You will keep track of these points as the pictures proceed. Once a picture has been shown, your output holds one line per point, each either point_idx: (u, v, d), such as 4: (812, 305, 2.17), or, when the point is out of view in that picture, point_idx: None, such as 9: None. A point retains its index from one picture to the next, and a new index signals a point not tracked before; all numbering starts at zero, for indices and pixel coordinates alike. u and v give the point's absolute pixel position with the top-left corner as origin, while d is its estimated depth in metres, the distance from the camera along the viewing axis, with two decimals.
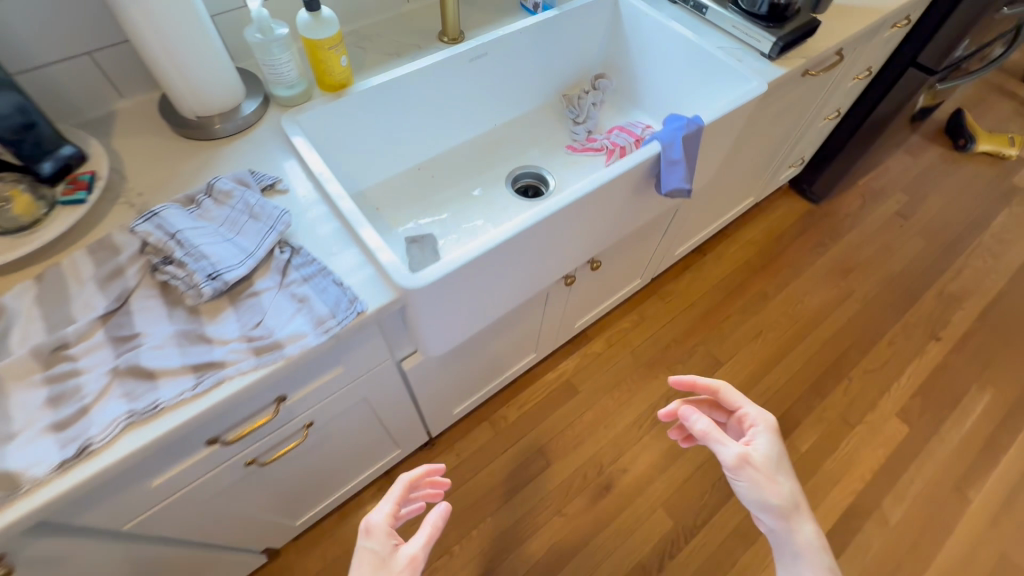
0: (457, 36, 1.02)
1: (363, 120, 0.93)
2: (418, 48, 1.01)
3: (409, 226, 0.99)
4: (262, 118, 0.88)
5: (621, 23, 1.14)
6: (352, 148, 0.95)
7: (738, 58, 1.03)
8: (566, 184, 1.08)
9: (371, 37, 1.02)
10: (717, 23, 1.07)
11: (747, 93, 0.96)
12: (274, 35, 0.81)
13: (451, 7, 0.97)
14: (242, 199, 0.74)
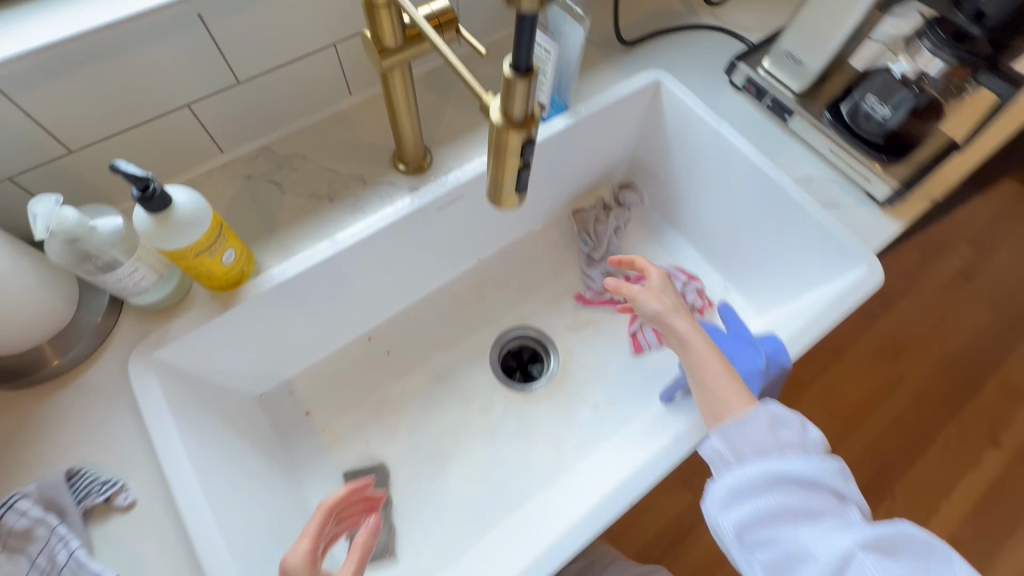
0: (421, 162, 0.69)
1: (274, 318, 0.62)
2: (360, 183, 0.68)
3: (353, 445, 0.70)
4: (111, 335, 0.57)
5: (660, 119, 0.79)
6: (261, 352, 0.64)
7: (832, 202, 0.71)
8: (575, 361, 0.78)
9: (291, 161, 0.68)
10: (805, 137, 0.74)
11: (848, 282, 0.65)
12: (98, 238, 0.49)
13: (407, 131, 0.63)
14: (45, 548, 0.44)
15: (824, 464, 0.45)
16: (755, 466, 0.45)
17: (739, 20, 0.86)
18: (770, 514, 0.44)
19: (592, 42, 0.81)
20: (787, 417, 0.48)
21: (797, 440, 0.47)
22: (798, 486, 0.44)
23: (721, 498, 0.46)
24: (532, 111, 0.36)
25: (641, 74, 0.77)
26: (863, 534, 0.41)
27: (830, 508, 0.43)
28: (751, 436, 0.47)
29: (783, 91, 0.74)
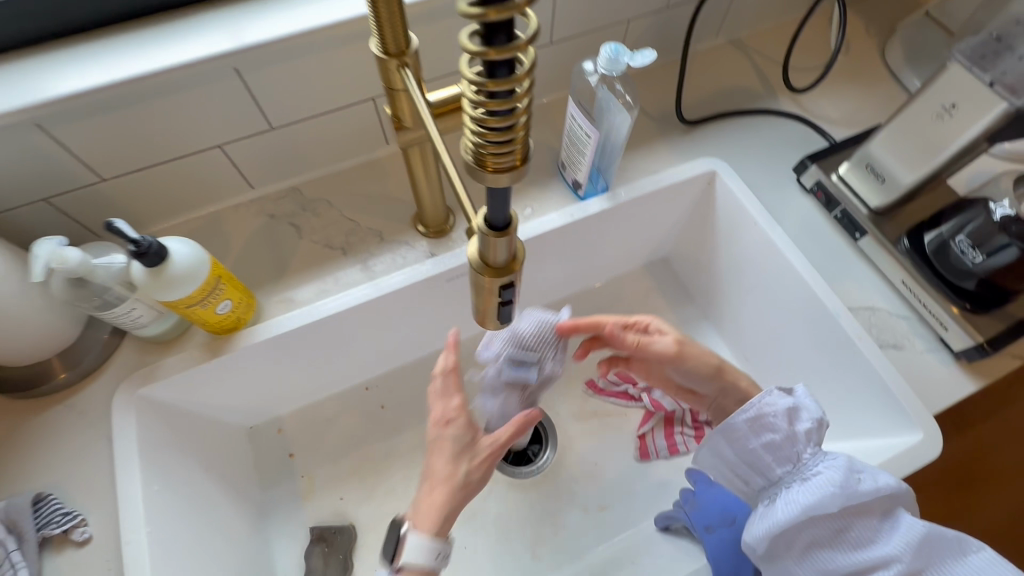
0: (443, 226, 0.66)
1: (266, 365, 0.61)
2: (377, 240, 0.67)
3: (326, 499, 0.68)
4: (109, 359, 0.58)
5: (710, 211, 0.73)
6: (252, 393, 0.64)
7: (895, 342, 0.61)
8: (573, 452, 0.73)
9: (315, 206, 0.68)
10: (875, 259, 0.65)
11: (897, 446, 0.55)
12: (101, 276, 0.49)
13: (428, 199, 0.61)
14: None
15: (881, 530, 0.46)
16: (790, 506, 0.48)
17: (820, 110, 0.78)
18: (819, 548, 0.47)
19: (649, 115, 0.76)
20: (849, 476, 0.47)
21: (857, 522, 0.46)
22: (851, 530, 0.46)
23: (768, 546, 0.49)
24: (514, 254, 0.32)
25: (697, 160, 0.71)
26: (908, 555, 0.44)
27: (898, 563, 0.44)
28: (796, 500, 0.48)
29: (856, 206, 0.66)
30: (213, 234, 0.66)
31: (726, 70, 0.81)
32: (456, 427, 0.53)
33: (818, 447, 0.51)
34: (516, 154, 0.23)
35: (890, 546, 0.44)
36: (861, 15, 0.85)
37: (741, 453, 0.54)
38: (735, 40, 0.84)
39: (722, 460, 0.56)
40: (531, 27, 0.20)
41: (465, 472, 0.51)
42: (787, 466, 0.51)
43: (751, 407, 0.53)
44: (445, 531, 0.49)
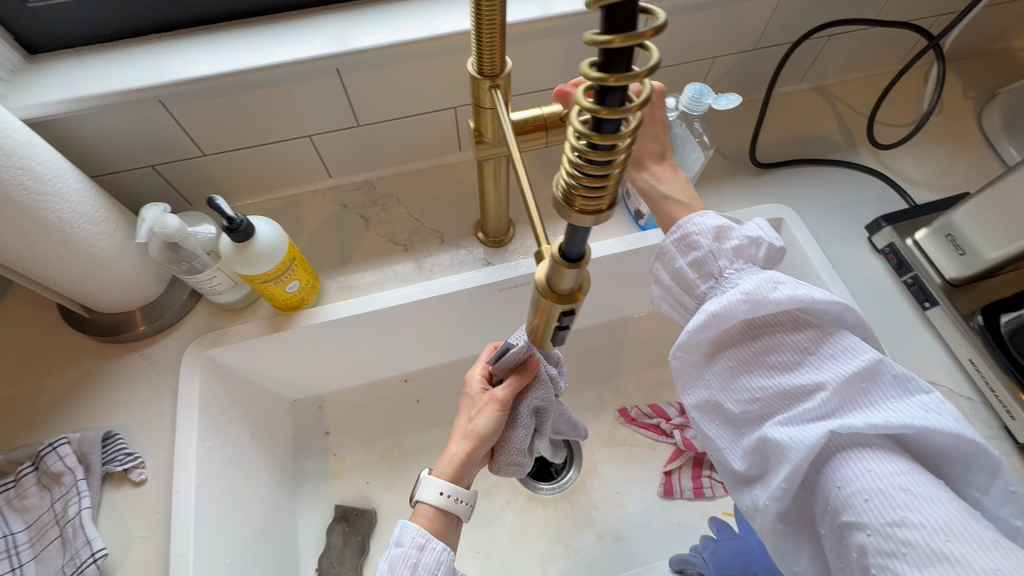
0: (502, 236, 0.68)
1: (319, 345, 0.65)
2: (437, 241, 0.69)
3: (353, 480, 0.70)
4: (184, 318, 0.63)
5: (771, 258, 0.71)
6: (302, 368, 0.68)
7: None
8: (596, 477, 0.73)
9: (385, 201, 0.72)
10: (943, 332, 0.62)
11: None
12: (193, 244, 0.54)
13: (492, 209, 0.63)
14: (65, 492, 0.51)
15: (814, 359, 0.40)
16: (703, 313, 0.43)
17: (902, 169, 0.75)
18: (749, 366, 0.42)
19: (720, 153, 0.75)
20: (762, 285, 0.42)
21: (787, 338, 0.41)
22: (773, 348, 0.41)
23: (689, 363, 0.45)
24: (580, 284, 0.33)
25: (764, 205, 0.70)
26: (838, 380, 0.38)
27: (823, 385, 0.38)
28: (708, 307, 0.43)
29: (930, 275, 0.63)
30: (289, 214, 0.70)
31: (807, 117, 0.79)
32: (476, 394, 0.56)
33: (746, 266, 0.45)
34: (605, 198, 0.24)
35: (822, 369, 0.39)
36: (960, 76, 0.82)
37: (670, 275, 0.48)
38: (820, 87, 0.82)
39: (659, 287, 0.50)
40: (646, 89, 0.21)
41: (475, 421, 0.54)
42: (710, 279, 0.45)
43: (678, 227, 0.47)
44: (456, 479, 0.51)
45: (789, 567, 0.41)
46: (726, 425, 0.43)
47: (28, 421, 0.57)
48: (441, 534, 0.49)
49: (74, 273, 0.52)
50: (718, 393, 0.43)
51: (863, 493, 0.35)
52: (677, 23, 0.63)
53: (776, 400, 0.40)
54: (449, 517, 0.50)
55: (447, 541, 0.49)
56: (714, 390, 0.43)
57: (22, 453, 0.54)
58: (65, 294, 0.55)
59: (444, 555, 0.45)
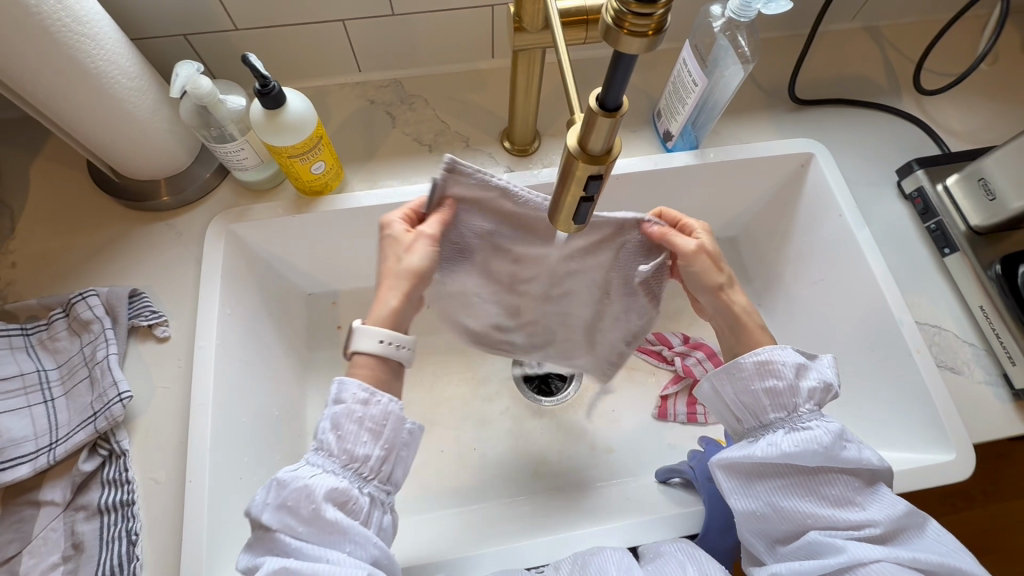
0: (527, 145, 0.68)
1: (338, 235, 0.66)
2: (462, 145, 0.69)
3: None
4: (208, 194, 0.64)
5: (794, 196, 0.71)
6: (320, 259, 0.70)
7: (954, 366, 0.59)
8: (594, 394, 0.75)
9: (412, 101, 0.71)
10: (959, 279, 0.62)
11: (929, 461, 0.54)
12: (223, 111, 0.54)
13: (520, 114, 0.63)
14: (94, 338, 0.54)
15: (860, 496, 0.47)
16: (773, 448, 0.47)
17: (944, 119, 0.73)
18: (802, 490, 0.47)
19: (758, 85, 0.73)
20: (836, 440, 0.47)
21: (841, 476, 0.47)
22: (828, 481, 0.47)
23: (741, 473, 0.49)
24: (610, 147, 0.33)
25: (796, 139, 0.69)
26: (882, 521, 0.45)
27: (870, 521, 0.45)
28: (778, 445, 0.47)
29: (955, 222, 0.62)
30: (317, 105, 0.70)
31: (853, 57, 0.77)
32: (398, 233, 0.50)
33: (816, 407, 0.50)
34: (653, 20, 0.24)
35: (866, 508, 0.46)
36: (1021, 30, 0.78)
37: (739, 394, 0.51)
38: (872, 28, 0.79)
39: (717, 397, 0.53)
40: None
41: (407, 259, 0.49)
42: (779, 411, 0.49)
43: (762, 353, 0.51)
44: (395, 326, 0.49)
45: None
46: (764, 533, 0.48)
47: (59, 274, 0.59)
48: (382, 382, 0.49)
49: (107, 127, 0.53)
50: (764, 508, 0.48)
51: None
52: None
53: (821, 521, 0.46)
54: (389, 364, 0.50)
55: (390, 388, 0.50)
56: (762, 504, 0.48)
57: (53, 300, 0.56)
58: (98, 153, 0.57)
59: (390, 407, 0.47)
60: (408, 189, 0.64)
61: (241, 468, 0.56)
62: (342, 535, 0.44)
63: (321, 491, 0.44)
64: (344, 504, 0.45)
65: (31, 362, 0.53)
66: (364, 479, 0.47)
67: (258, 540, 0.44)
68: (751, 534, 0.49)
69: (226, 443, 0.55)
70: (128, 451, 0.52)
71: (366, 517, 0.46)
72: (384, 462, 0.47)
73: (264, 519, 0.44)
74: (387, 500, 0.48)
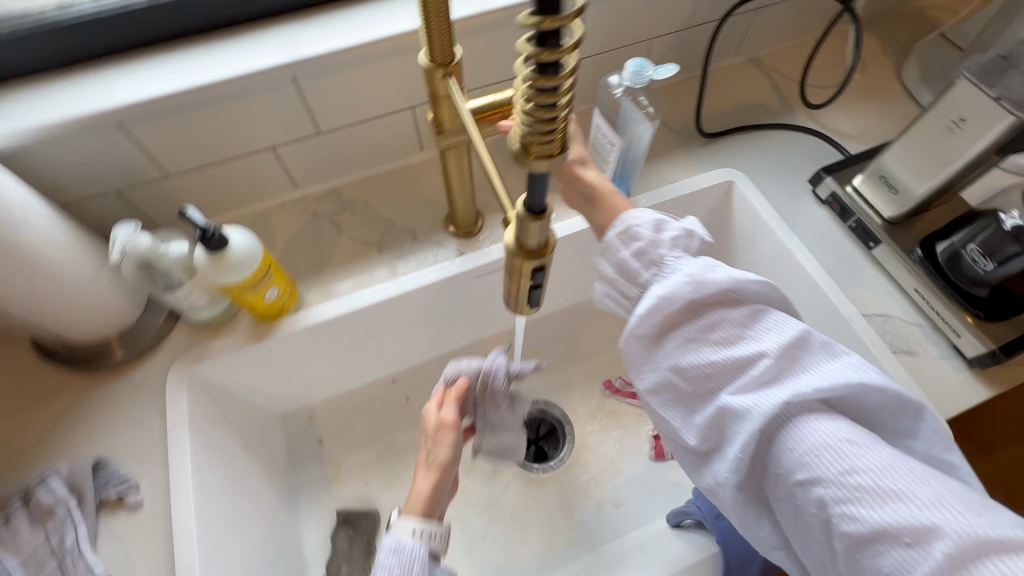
0: (472, 226, 0.70)
1: (304, 352, 0.65)
2: (410, 238, 0.71)
3: (352, 484, 0.71)
4: (162, 340, 0.62)
5: (726, 221, 0.75)
6: (290, 379, 0.68)
7: (910, 348, 0.63)
8: (589, 448, 0.75)
9: (354, 205, 0.73)
10: (889, 268, 0.67)
11: None
12: (167, 263, 0.54)
13: (459, 200, 0.65)
14: (59, 525, 0.51)
15: (751, 331, 0.43)
16: (650, 300, 0.46)
17: (836, 126, 0.81)
18: (696, 346, 0.44)
19: (669, 128, 0.80)
20: (702, 269, 0.45)
21: (727, 314, 0.44)
22: (716, 325, 0.44)
23: (641, 350, 0.47)
24: (546, 241, 0.35)
25: (715, 170, 0.74)
26: (777, 352, 0.41)
27: (765, 354, 0.41)
28: (653, 295, 0.46)
29: (871, 217, 0.68)
30: (260, 228, 0.71)
31: (744, 87, 0.85)
32: (430, 423, 0.54)
33: (682, 252, 0.48)
34: (556, 142, 0.27)
35: (761, 340, 0.42)
36: (877, 39, 0.89)
37: (616, 269, 0.51)
38: (754, 60, 0.88)
39: (603, 280, 0.52)
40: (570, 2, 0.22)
41: (435, 451, 0.52)
42: (652, 270, 0.48)
43: (621, 222, 0.51)
44: (426, 513, 0.48)
45: (757, 533, 0.44)
46: (681, 409, 0.45)
47: (13, 460, 0.56)
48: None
49: (49, 302, 0.52)
50: (668, 375, 0.45)
51: (830, 462, 0.37)
52: (613, 9, 0.67)
53: (722, 372, 0.43)
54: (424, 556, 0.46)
55: None
56: (666, 372, 0.45)
57: (9, 491, 0.53)
58: (42, 327, 0.55)
59: (416, 549, 0.44)
60: (363, 292, 0.65)
61: None
62: None
63: None
64: None
65: None
66: None
67: None
68: (672, 412, 0.46)
69: None
70: None
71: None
72: None
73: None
74: None
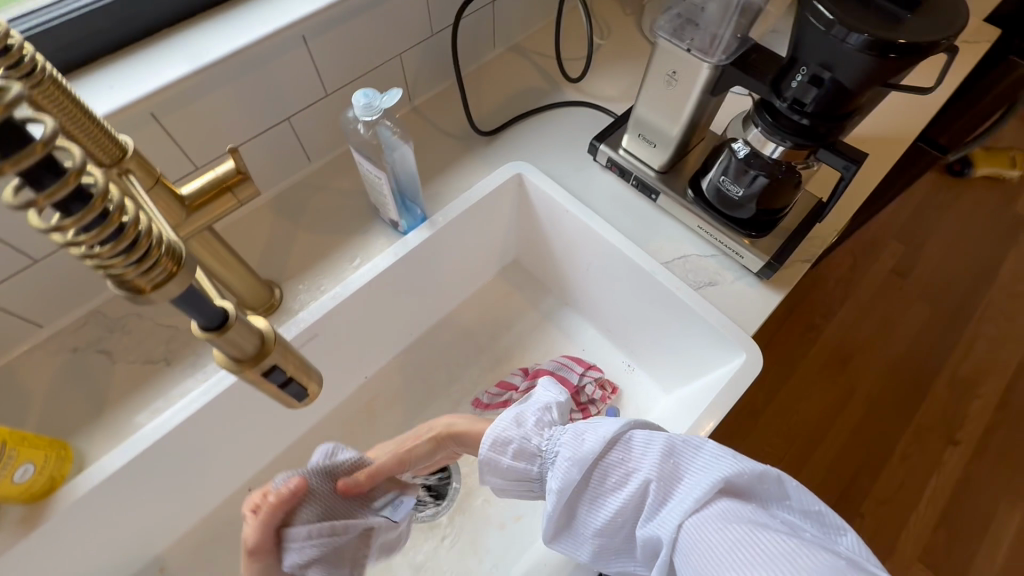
0: (269, 301, 0.64)
1: (107, 511, 0.55)
2: (202, 336, 0.63)
3: None
4: None
5: (530, 211, 0.77)
6: (107, 546, 0.58)
7: (710, 280, 0.68)
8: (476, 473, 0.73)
9: (124, 322, 0.63)
10: (675, 213, 0.72)
11: (733, 370, 0.62)
12: None
13: (238, 282, 0.59)
14: None
15: (632, 461, 0.44)
16: (551, 497, 0.48)
17: (601, 92, 0.85)
18: (601, 499, 0.45)
19: (450, 136, 0.79)
20: (574, 444, 0.48)
21: (609, 460, 0.45)
22: (605, 474, 0.45)
23: (561, 535, 0.49)
24: (260, 345, 0.33)
25: (501, 167, 0.75)
26: (655, 474, 0.42)
27: (646, 481, 0.42)
28: (551, 492, 0.48)
29: (645, 171, 0.72)
30: (7, 388, 0.59)
31: (511, 76, 0.86)
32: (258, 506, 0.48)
33: (554, 430, 0.52)
34: (166, 266, 0.24)
35: (641, 467, 0.43)
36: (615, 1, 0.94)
37: (506, 476, 0.54)
38: (513, 47, 0.89)
39: (504, 489, 0.55)
40: (15, 86, 0.18)
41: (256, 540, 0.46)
42: (536, 461, 0.52)
43: (489, 436, 0.54)
44: None
45: None
46: (623, 553, 0.46)
47: None
48: None
49: None
50: (598, 544, 0.46)
51: (700, 553, 0.36)
52: (337, 38, 0.64)
53: (628, 512, 0.44)
54: None
55: None
56: (597, 541, 0.46)
57: None
58: None
59: None
60: (152, 423, 0.56)
61: None
62: None
63: None
64: None
65: None
66: None
67: None
68: (623, 561, 0.47)
69: None
70: None
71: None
72: None
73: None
74: None
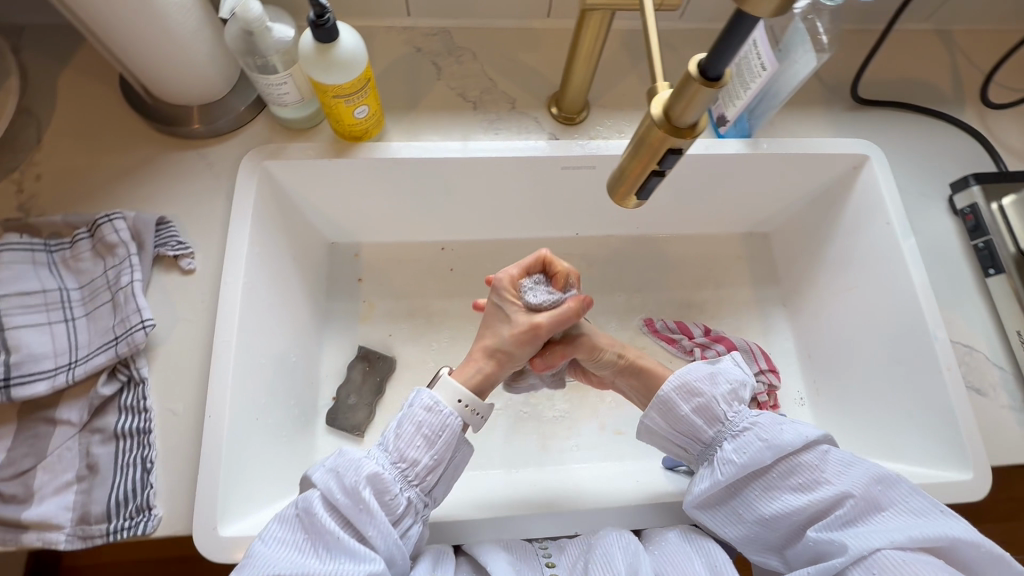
0: (576, 113, 0.65)
1: (372, 184, 0.64)
2: (508, 106, 0.66)
3: (379, 328, 0.72)
4: (243, 126, 0.61)
5: (839, 200, 0.69)
6: (349, 209, 0.68)
7: (980, 387, 0.59)
8: None
9: (460, 54, 0.68)
10: (995, 302, 0.61)
11: (945, 477, 0.55)
12: (268, 40, 0.52)
13: (577, 79, 0.60)
14: (119, 261, 0.53)
15: (827, 474, 0.49)
16: (732, 466, 0.51)
17: (1005, 136, 0.70)
18: (781, 489, 0.50)
19: (820, 79, 0.71)
20: (771, 427, 0.51)
21: (801, 461, 0.50)
22: (793, 472, 0.50)
23: (714, 501, 0.53)
24: (696, 122, 0.32)
25: (851, 139, 0.67)
26: (859, 494, 0.47)
27: (846, 495, 0.47)
28: (732, 461, 0.52)
29: (1004, 243, 0.60)
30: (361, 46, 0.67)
31: (921, 60, 0.73)
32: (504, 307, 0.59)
33: (740, 407, 0.55)
34: None
35: (838, 483, 0.48)
36: None
37: (675, 421, 0.56)
38: (946, 32, 0.75)
39: (660, 435, 0.57)
40: None
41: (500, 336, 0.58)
42: (714, 427, 0.54)
43: (677, 378, 0.56)
44: (477, 389, 0.55)
45: None
46: (770, 543, 0.51)
47: (86, 192, 0.58)
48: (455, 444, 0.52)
49: (148, 41, 0.51)
50: (755, 526, 0.51)
51: None
52: None
53: (807, 513, 0.48)
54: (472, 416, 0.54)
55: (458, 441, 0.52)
56: (751, 524, 0.51)
57: (79, 219, 0.55)
58: (137, 69, 0.55)
59: (450, 420, 0.51)
60: (446, 143, 0.62)
61: (257, 410, 0.56)
62: (369, 514, 0.46)
63: (368, 470, 0.47)
64: (383, 494, 0.47)
65: (54, 280, 0.52)
66: (408, 482, 0.49)
67: (303, 503, 0.47)
68: (764, 548, 0.52)
69: (244, 384, 0.54)
70: (147, 379, 0.52)
71: (397, 518, 0.48)
72: (431, 472, 0.50)
73: (313, 478, 0.48)
74: (422, 511, 0.50)
